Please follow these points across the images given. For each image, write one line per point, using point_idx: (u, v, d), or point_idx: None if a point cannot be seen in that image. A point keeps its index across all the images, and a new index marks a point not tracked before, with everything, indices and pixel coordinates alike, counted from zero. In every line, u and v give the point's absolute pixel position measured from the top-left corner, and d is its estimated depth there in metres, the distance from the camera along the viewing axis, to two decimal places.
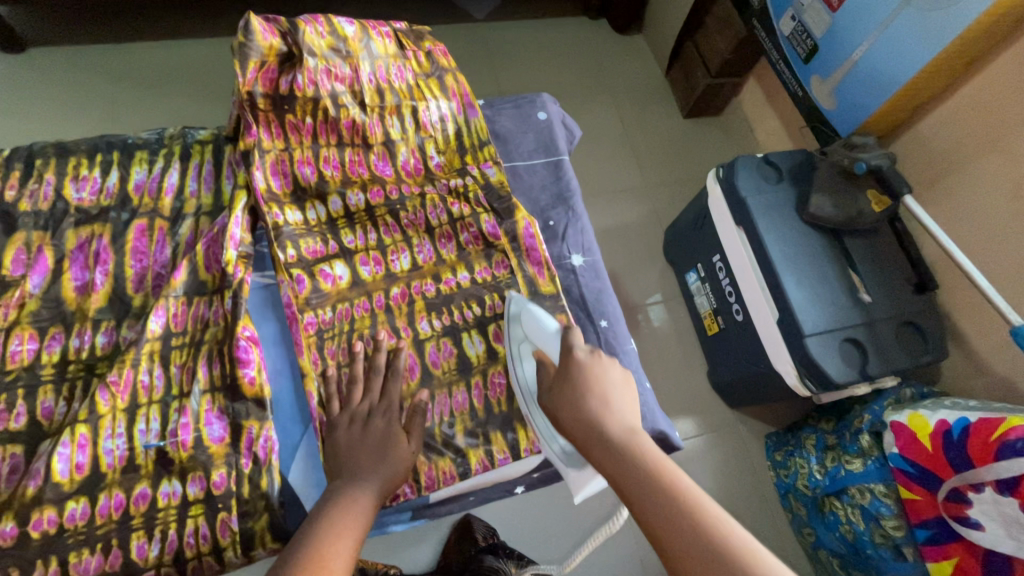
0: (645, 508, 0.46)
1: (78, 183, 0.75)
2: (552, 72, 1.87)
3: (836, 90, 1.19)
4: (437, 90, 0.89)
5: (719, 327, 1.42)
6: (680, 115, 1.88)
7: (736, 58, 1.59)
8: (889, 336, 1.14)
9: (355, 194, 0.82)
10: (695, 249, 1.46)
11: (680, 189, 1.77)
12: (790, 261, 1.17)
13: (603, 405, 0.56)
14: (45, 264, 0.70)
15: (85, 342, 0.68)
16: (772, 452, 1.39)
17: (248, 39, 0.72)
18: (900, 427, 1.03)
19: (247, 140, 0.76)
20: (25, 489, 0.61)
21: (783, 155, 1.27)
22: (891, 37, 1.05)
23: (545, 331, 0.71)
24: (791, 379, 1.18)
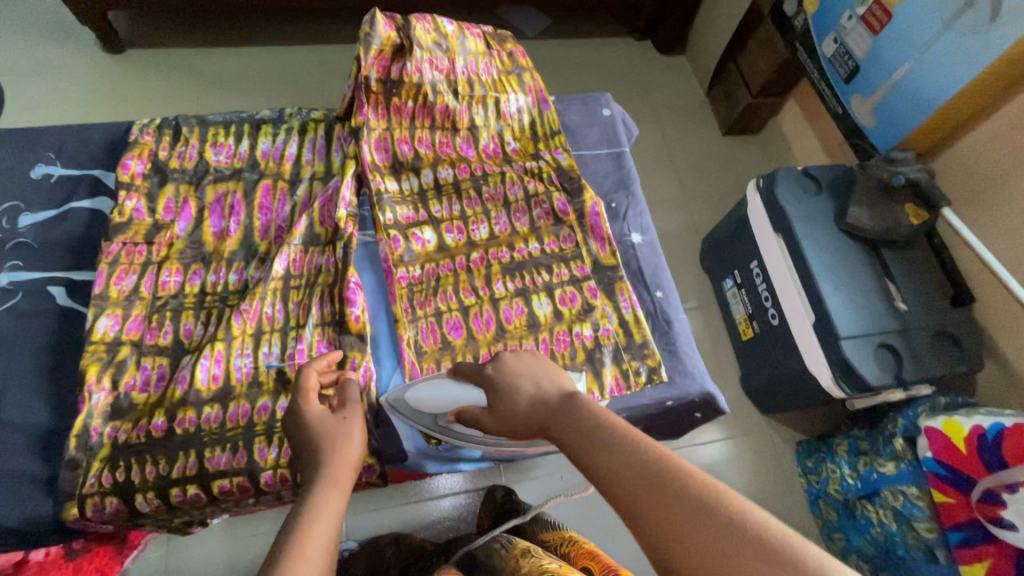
0: (583, 449, 0.48)
1: (217, 148, 0.89)
2: (600, 88, 1.99)
3: (874, 109, 1.28)
4: (517, 86, 1.01)
5: (754, 330, 1.48)
6: (720, 132, 1.98)
7: (778, 77, 1.69)
8: (922, 339, 1.19)
9: (445, 169, 0.93)
10: (733, 255, 1.54)
11: (718, 202, 1.85)
12: (827, 264, 1.24)
13: (534, 387, 0.60)
14: (189, 212, 0.83)
15: (220, 278, 0.81)
16: (803, 458, 1.43)
17: (371, 31, 0.86)
18: (935, 433, 1.08)
19: (359, 118, 0.89)
20: (174, 391, 0.73)
21: (822, 168, 1.35)
22: (931, 60, 1.13)
23: (435, 394, 0.75)
24: (825, 379, 1.23)
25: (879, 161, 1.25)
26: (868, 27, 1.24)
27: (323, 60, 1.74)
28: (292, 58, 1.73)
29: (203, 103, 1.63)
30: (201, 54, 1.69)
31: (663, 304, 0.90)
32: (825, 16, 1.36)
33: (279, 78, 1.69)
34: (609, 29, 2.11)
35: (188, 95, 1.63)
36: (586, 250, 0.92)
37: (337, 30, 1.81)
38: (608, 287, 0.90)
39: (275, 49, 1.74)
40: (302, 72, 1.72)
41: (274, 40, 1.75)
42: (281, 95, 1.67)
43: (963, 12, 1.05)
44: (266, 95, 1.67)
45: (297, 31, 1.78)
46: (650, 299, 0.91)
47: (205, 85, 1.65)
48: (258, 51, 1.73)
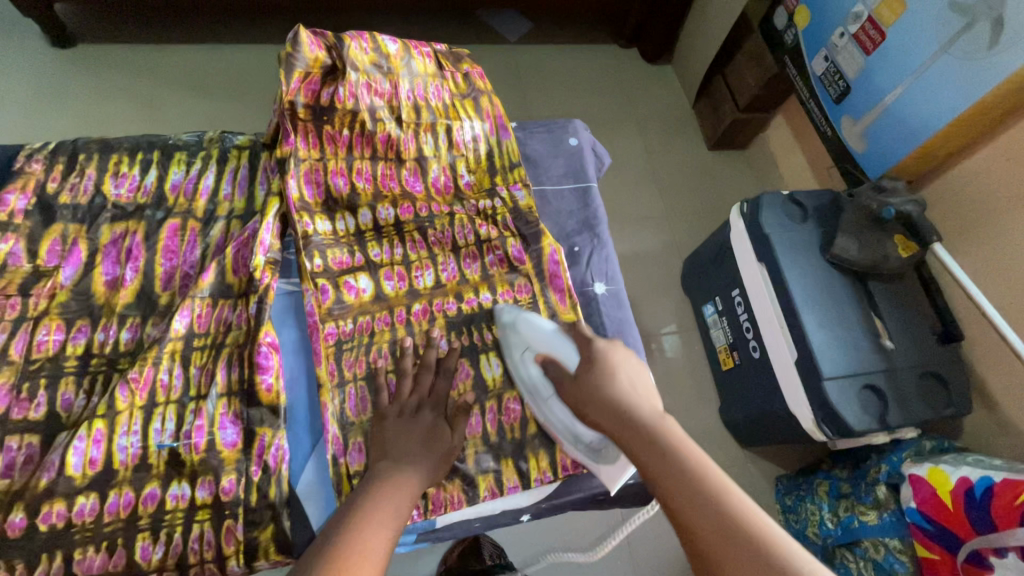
0: (666, 475, 0.51)
1: (117, 180, 0.77)
2: (580, 98, 1.89)
3: (865, 133, 1.20)
4: (472, 111, 0.90)
5: (734, 362, 1.39)
6: (706, 146, 1.88)
7: (766, 93, 1.60)
8: (910, 385, 1.11)
9: (385, 209, 0.82)
10: (714, 282, 1.45)
11: (701, 220, 1.76)
12: (814, 300, 1.15)
13: (630, 391, 0.60)
14: (78, 257, 0.72)
15: (109, 336, 0.69)
16: (782, 496, 1.33)
17: (295, 51, 0.73)
18: (920, 481, 1.00)
19: (284, 148, 0.77)
20: (38, 480, 0.61)
21: (810, 193, 1.25)
22: (923, 84, 1.04)
23: (546, 333, 0.74)
24: (806, 421, 1.14)
25: (868, 191, 1.17)
26: (860, 45, 1.15)
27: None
28: (249, 58, 1.61)
29: (148, 104, 1.50)
30: (147, 52, 1.55)
31: None
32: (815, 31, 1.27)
33: (234, 79, 1.57)
34: (592, 35, 2.00)
35: (131, 96, 1.49)
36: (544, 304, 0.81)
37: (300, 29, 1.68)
38: None
39: (231, 48, 1.61)
40: (258, 73, 1.59)
41: (230, 38, 1.62)
42: (235, 97, 1.55)
43: (962, 34, 0.95)
44: (218, 97, 1.54)
45: (255, 30, 1.65)
46: None
47: (151, 85, 1.52)
48: (211, 49, 1.60)
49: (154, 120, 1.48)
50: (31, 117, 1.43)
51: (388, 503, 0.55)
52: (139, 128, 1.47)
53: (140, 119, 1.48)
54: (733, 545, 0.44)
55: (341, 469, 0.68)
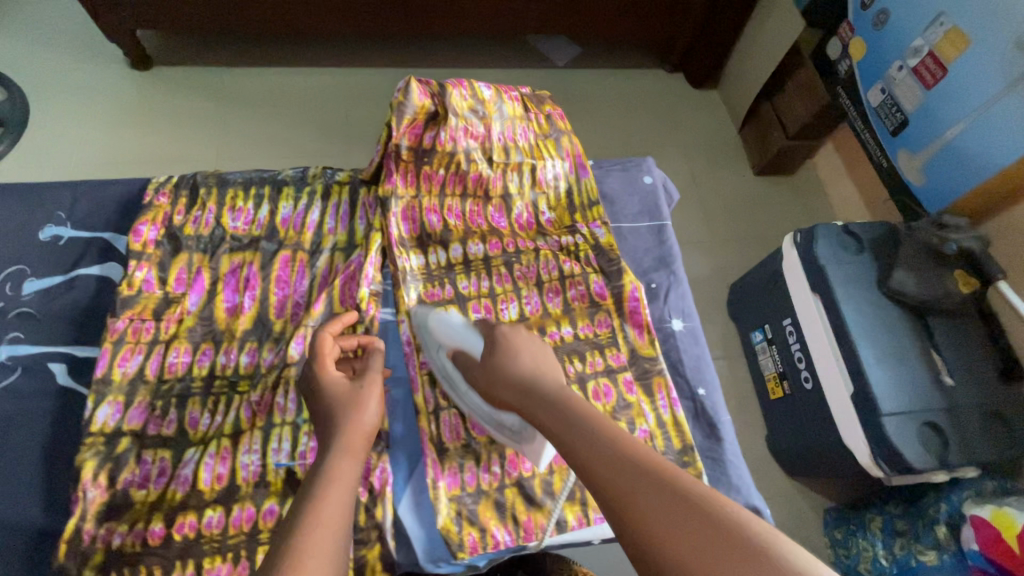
0: (570, 436, 0.53)
1: (235, 213, 0.83)
2: (626, 121, 1.91)
3: (925, 165, 1.20)
4: (554, 151, 0.94)
5: (785, 392, 1.38)
6: (752, 172, 1.88)
7: (816, 121, 1.61)
8: (972, 424, 1.09)
9: (475, 245, 0.87)
10: (764, 309, 1.45)
11: (746, 246, 1.76)
12: (871, 334, 1.15)
13: (533, 370, 0.64)
14: (202, 285, 0.78)
15: (230, 360, 0.75)
16: (830, 528, 1.32)
17: (405, 99, 0.80)
18: (984, 523, 1.00)
19: (386, 187, 0.85)
20: (175, 493, 0.67)
21: (865, 225, 1.26)
22: (988, 121, 1.05)
23: (458, 329, 0.76)
24: (863, 457, 1.12)
25: (930, 224, 1.19)
26: (920, 80, 1.16)
27: (346, 84, 1.70)
28: (314, 80, 1.69)
29: (224, 124, 1.59)
30: (220, 74, 1.65)
31: (706, 405, 0.83)
32: (872, 64, 1.29)
33: (301, 100, 1.65)
34: (639, 59, 2.02)
35: (208, 117, 1.59)
36: (622, 339, 0.85)
37: (363, 54, 1.76)
38: (644, 382, 0.83)
39: (298, 71, 1.69)
40: (322, 97, 1.67)
41: (297, 62, 1.71)
42: (302, 118, 1.63)
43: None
44: (286, 117, 1.62)
45: (321, 55, 1.73)
46: (690, 397, 0.84)
47: (225, 106, 1.61)
48: (281, 72, 1.68)
49: (229, 139, 1.57)
50: (120, 136, 1.53)
51: (339, 481, 0.52)
52: (213, 146, 1.55)
53: (216, 138, 1.57)
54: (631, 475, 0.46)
55: (437, 492, 0.72)
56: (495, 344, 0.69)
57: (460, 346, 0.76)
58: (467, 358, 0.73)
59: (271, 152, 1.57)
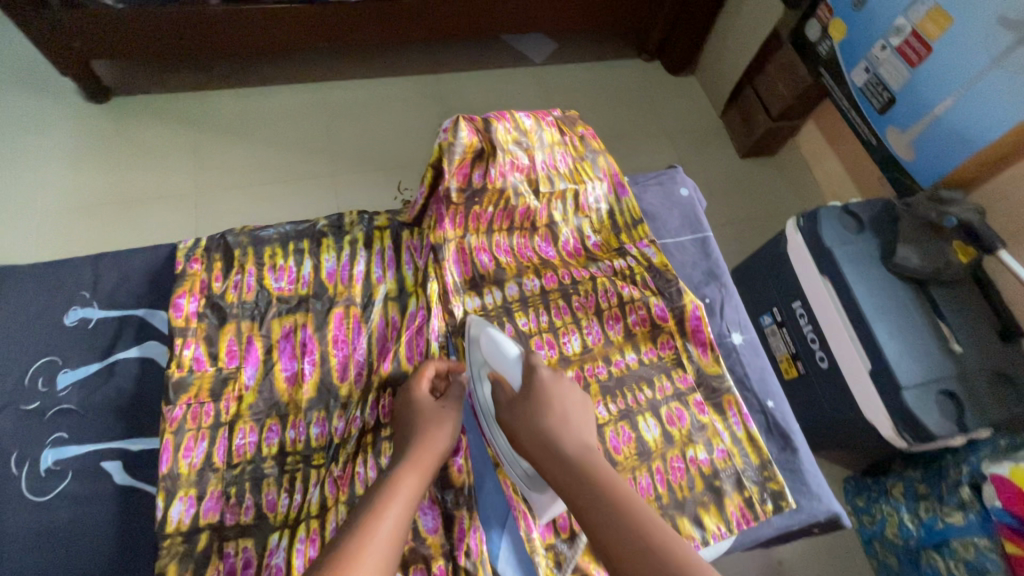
0: (591, 509, 0.55)
1: (277, 273, 0.78)
2: (612, 111, 1.86)
3: (916, 142, 1.21)
4: (592, 172, 0.94)
5: (799, 371, 1.33)
6: (737, 155, 1.86)
7: (799, 103, 1.58)
8: (983, 386, 1.09)
9: (531, 280, 0.87)
10: (765, 293, 1.40)
11: (743, 229, 1.74)
12: (882, 311, 1.14)
13: (561, 425, 0.64)
14: (256, 355, 0.73)
15: (300, 434, 0.71)
16: (852, 497, 1.36)
17: (454, 141, 0.76)
18: (1002, 480, 0.99)
19: (438, 233, 0.82)
20: None
21: (862, 203, 1.25)
22: (977, 97, 1.07)
23: (508, 359, 0.72)
24: (886, 429, 1.11)
25: (926, 200, 1.17)
26: (904, 58, 1.18)
27: (328, 101, 1.62)
28: (287, 100, 1.60)
29: (204, 156, 1.49)
30: (187, 102, 1.55)
31: (776, 416, 0.84)
32: (854, 44, 1.29)
33: (281, 122, 1.56)
34: (617, 49, 1.97)
35: (187, 149, 1.49)
36: (687, 359, 0.85)
37: (341, 68, 1.69)
38: (714, 401, 0.83)
39: (274, 91, 1.61)
40: (299, 117, 1.59)
41: (273, 82, 1.62)
42: (285, 141, 1.55)
43: (1014, 49, 0.98)
44: (268, 142, 1.54)
45: (297, 72, 1.65)
46: (761, 411, 0.84)
47: (197, 134, 1.51)
48: (256, 94, 1.59)
49: (212, 172, 1.48)
50: (95, 180, 1.42)
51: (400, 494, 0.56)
52: (192, 178, 1.46)
53: (198, 171, 1.47)
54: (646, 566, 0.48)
55: (533, 544, 0.69)
56: (530, 389, 0.68)
57: (504, 375, 0.72)
58: (505, 391, 0.70)
59: (257, 178, 1.49)
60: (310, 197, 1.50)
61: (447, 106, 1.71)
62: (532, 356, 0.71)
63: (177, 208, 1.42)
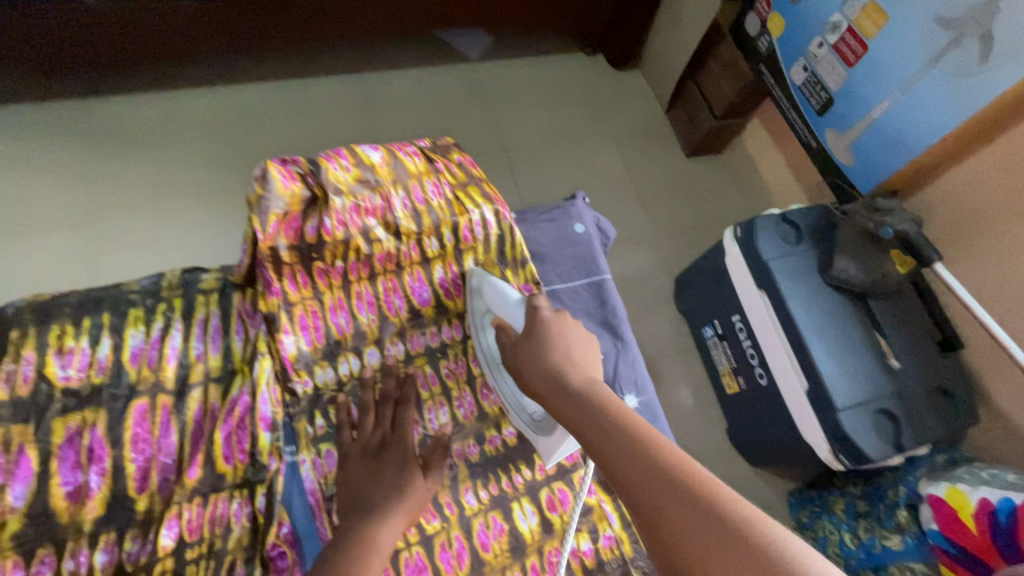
0: (592, 434, 0.48)
1: (64, 358, 0.64)
2: (550, 106, 1.64)
3: (852, 146, 1.07)
4: (480, 198, 0.78)
5: (739, 387, 1.23)
6: (683, 154, 1.66)
7: (743, 100, 1.43)
8: (923, 406, 0.99)
9: (394, 345, 0.75)
10: (710, 303, 1.28)
11: (694, 231, 1.56)
12: (820, 328, 1.03)
13: (566, 361, 0.59)
14: (28, 468, 0.59)
15: (80, 565, 0.58)
16: (796, 511, 1.20)
17: (266, 190, 0.63)
18: (938, 501, 0.91)
19: (270, 298, 0.67)
20: None
21: (800, 211, 1.13)
22: (913, 101, 0.94)
23: (508, 302, 0.70)
24: (823, 453, 1.02)
25: (862, 209, 1.05)
26: (841, 56, 1.04)
27: (219, 106, 1.36)
28: (160, 105, 1.32)
29: (47, 168, 1.21)
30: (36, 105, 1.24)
31: None
32: (794, 37, 1.13)
33: (154, 126, 1.29)
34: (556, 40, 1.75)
35: (30, 166, 1.20)
36: None
37: (233, 68, 1.43)
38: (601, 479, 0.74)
39: (144, 95, 1.32)
40: (174, 116, 1.32)
41: (142, 84, 1.33)
42: (165, 149, 1.29)
43: (950, 49, 0.86)
44: (144, 149, 1.27)
45: (175, 74, 1.37)
46: None
47: (40, 134, 1.22)
48: (119, 102, 1.29)
49: (66, 194, 1.20)
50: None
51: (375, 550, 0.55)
52: (25, 197, 1.17)
53: (37, 182, 1.19)
54: (649, 485, 0.40)
55: None
56: (537, 325, 0.63)
57: (506, 320, 0.71)
58: (507, 332, 0.68)
59: (115, 195, 1.22)
60: (211, 213, 1.27)
61: (370, 107, 1.49)
62: (534, 298, 0.67)
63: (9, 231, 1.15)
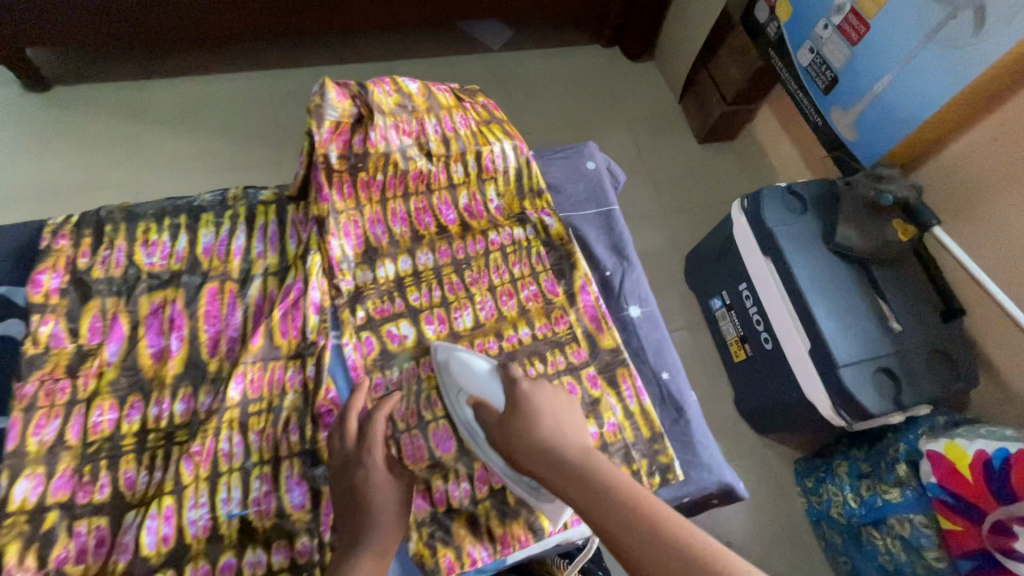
0: (593, 504, 0.50)
1: (149, 248, 0.76)
2: (567, 95, 1.75)
3: (857, 121, 1.13)
4: (500, 133, 0.90)
5: (747, 354, 1.26)
6: (696, 140, 1.74)
7: (753, 86, 1.49)
8: (920, 365, 1.02)
9: (424, 254, 0.84)
10: (720, 275, 1.32)
11: (705, 213, 1.63)
12: (821, 287, 1.07)
13: (555, 432, 0.60)
14: (121, 331, 0.71)
15: (163, 410, 0.69)
16: (801, 479, 1.23)
17: (323, 101, 0.75)
18: (937, 456, 0.93)
19: (321, 204, 0.79)
20: (115, 564, 0.61)
21: (807, 184, 1.16)
22: (912, 75, 1.00)
23: (480, 376, 0.72)
24: (824, 409, 1.05)
25: (864, 177, 1.10)
26: (845, 36, 1.10)
27: (263, 92, 1.50)
28: (219, 92, 1.49)
29: (123, 144, 1.38)
30: (119, 93, 1.44)
31: (670, 389, 0.82)
32: (800, 22, 1.21)
33: (212, 111, 1.45)
34: (573, 36, 1.86)
35: (111, 144, 1.38)
36: (579, 331, 0.83)
37: (274, 56, 1.57)
38: (608, 374, 0.81)
39: (201, 85, 1.48)
40: (229, 102, 1.48)
41: (203, 73, 1.50)
42: (219, 129, 1.44)
43: (946, 23, 0.92)
44: (200, 130, 1.42)
45: (228, 63, 1.53)
46: (655, 383, 0.83)
47: (122, 118, 1.41)
48: (188, 89, 1.46)
49: (138, 164, 1.36)
50: (10, 177, 1.31)
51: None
52: (103, 168, 1.34)
53: (117, 155, 1.37)
54: (654, 552, 0.43)
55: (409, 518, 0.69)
56: (517, 400, 0.65)
57: (484, 396, 0.71)
58: (489, 412, 0.68)
59: (176, 167, 1.37)
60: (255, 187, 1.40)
61: None
62: (508, 368, 0.69)
63: (88, 198, 1.32)
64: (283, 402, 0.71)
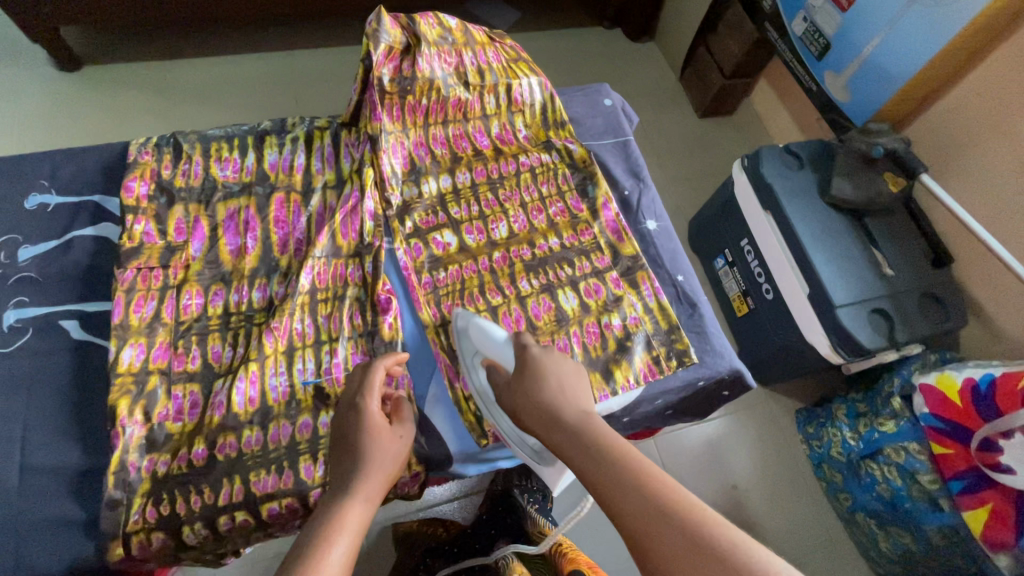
0: (598, 475, 0.48)
1: (222, 164, 0.86)
2: (573, 73, 1.85)
3: (849, 84, 1.21)
4: (527, 71, 1.00)
5: (749, 308, 1.32)
6: (695, 115, 1.84)
7: (748, 59, 1.58)
8: (914, 306, 1.07)
9: (463, 173, 0.94)
10: (722, 233, 1.37)
11: (705, 183, 1.72)
12: (817, 236, 1.12)
13: (557, 395, 0.59)
14: (202, 231, 0.81)
15: (243, 296, 0.79)
16: (803, 426, 1.29)
17: (379, 28, 0.85)
18: (928, 389, 0.98)
19: (374, 123, 0.88)
20: (211, 417, 0.71)
21: (802, 144, 1.23)
22: (898, 35, 1.08)
23: (494, 344, 0.72)
24: (824, 349, 1.12)
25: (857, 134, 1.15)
26: (836, 5, 1.19)
27: (283, 68, 1.57)
28: (240, 68, 1.54)
29: (151, 111, 1.44)
30: (146, 68, 1.49)
31: (686, 288, 0.92)
32: None
33: (235, 83, 1.51)
34: (578, 18, 1.96)
35: (140, 112, 1.44)
36: (604, 241, 0.93)
37: (292, 32, 1.63)
38: (629, 277, 0.90)
39: (223, 59, 1.54)
40: (249, 77, 1.53)
41: (224, 51, 1.55)
42: (242, 101, 1.50)
43: None
44: (225, 101, 1.49)
45: (250, 40, 1.59)
46: (671, 284, 0.93)
47: (150, 87, 1.47)
48: (214, 63, 1.54)
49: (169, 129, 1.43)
50: (48, 140, 1.37)
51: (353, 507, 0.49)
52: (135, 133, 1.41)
53: (149, 119, 1.44)
54: (657, 525, 0.42)
55: (457, 392, 0.78)
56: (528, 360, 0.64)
57: (496, 360, 0.72)
58: (500, 373, 0.68)
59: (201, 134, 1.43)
60: None
61: None
62: (521, 336, 0.68)
63: None
64: (347, 293, 0.80)
